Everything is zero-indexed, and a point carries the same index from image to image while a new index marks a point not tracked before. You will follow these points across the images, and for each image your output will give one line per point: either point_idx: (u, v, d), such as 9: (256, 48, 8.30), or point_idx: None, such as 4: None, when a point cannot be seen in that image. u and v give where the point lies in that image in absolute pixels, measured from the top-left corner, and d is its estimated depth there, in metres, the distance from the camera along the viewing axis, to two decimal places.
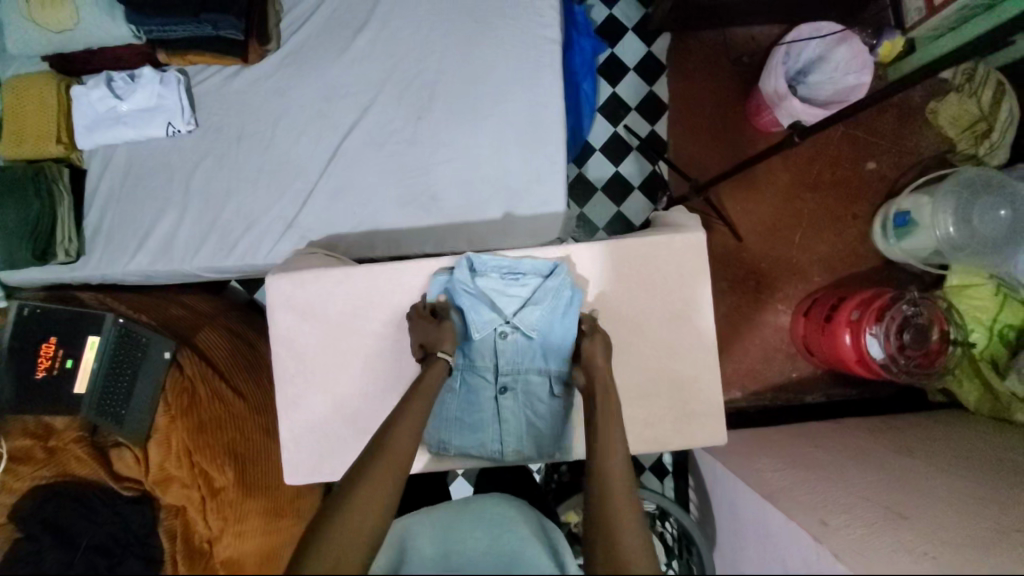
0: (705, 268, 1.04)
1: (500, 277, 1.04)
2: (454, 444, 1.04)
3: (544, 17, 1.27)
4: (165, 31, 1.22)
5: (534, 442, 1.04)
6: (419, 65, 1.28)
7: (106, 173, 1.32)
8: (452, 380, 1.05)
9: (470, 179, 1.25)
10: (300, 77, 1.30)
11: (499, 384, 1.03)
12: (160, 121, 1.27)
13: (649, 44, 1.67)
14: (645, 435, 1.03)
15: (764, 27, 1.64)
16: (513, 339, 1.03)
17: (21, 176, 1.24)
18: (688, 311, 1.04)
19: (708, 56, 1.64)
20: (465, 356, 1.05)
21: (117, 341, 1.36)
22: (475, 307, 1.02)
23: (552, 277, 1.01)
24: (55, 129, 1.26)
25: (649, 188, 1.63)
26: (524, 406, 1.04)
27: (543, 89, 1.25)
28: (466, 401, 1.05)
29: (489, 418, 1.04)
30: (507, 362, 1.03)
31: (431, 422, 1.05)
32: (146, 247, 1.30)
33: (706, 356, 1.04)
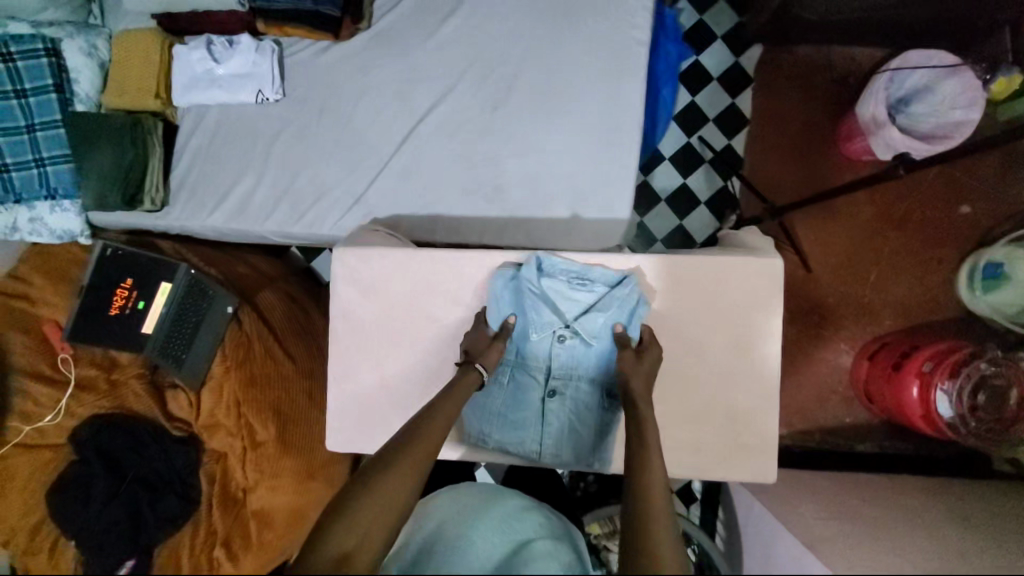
0: (779, 299, 0.99)
1: (567, 281, 1.03)
2: (494, 438, 1.05)
3: (636, 18, 1.22)
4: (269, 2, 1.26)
5: (573, 447, 1.03)
6: (503, 57, 1.26)
7: (197, 131, 1.39)
8: (502, 375, 1.06)
9: (539, 176, 1.23)
10: (386, 57, 1.31)
11: (548, 386, 1.04)
12: (250, 89, 1.32)
13: (738, 55, 1.59)
14: (688, 460, 1.00)
15: (868, 48, 1.53)
16: (570, 344, 1.04)
17: (120, 125, 1.31)
18: (752, 339, 1.00)
19: (802, 74, 1.56)
20: (518, 353, 1.06)
21: (187, 289, 1.44)
22: (537, 307, 1.02)
23: (620, 285, 1.00)
24: (155, 85, 1.33)
25: (718, 205, 1.57)
26: (569, 410, 1.03)
27: (626, 92, 1.21)
28: (512, 398, 1.05)
29: (532, 418, 1.04)
30: (560, 366, 1.04)
31: (473, 412, 1.07)
32: (224, 206, 1.37)
33: (764, 388, 0.99)
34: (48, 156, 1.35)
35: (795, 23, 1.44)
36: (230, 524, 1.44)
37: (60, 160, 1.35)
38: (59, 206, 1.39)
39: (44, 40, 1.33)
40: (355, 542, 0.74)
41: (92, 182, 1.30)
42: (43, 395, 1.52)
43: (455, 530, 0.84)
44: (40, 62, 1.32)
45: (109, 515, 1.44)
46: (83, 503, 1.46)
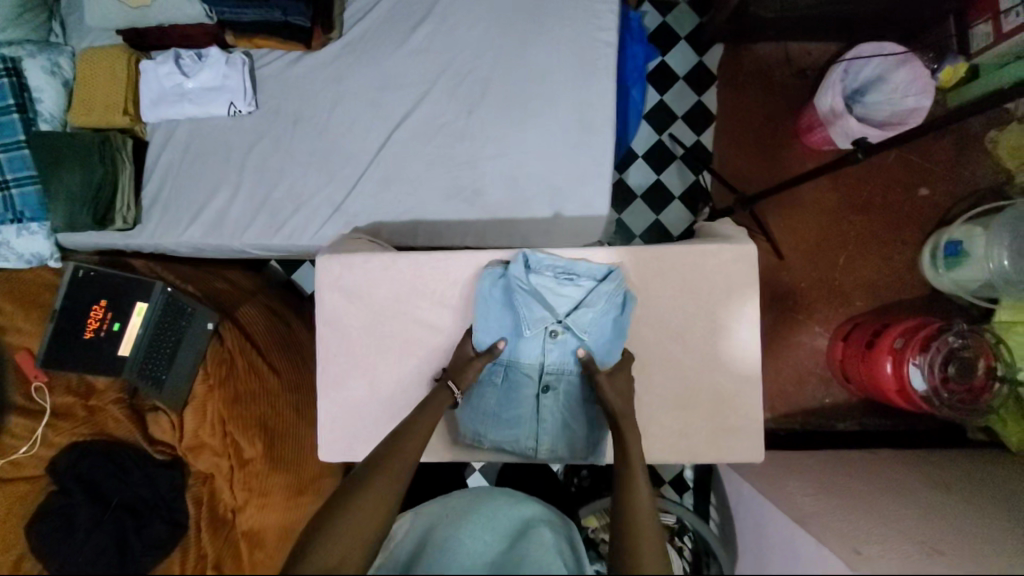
0: (755, 284, 1.02)
1: (555, 277, 1.04)
2: (490, 438, 1.05)
3: (601, 20, 1.25)
4: (236, 14, 1.25)
5: (567, 442, 1.06)
6: (473, 63, 1.28)
7: (168, 146, 1.36)
8: (494, 375, 1.07)
9: (516, 177, 1.25)
10: (358, 67, 1.31)
11: (541, 383, 1.05)
12: (223, 100, 1.31)
13: (701, 53, 1.65)
14: (678, 445, 1.03)
15: (824, 43, 1.60)
16: (562, 340, 1.05)
17: (87, 143, 1.28)
18: (731, 324, 1.03)
19: (763, 68, 1.62)
20: (511, 352, 1.07)
21: (164, 307, 1.41)
22: (527, 304, 1.03)
23: (606, 280, 1.01)
24: (124, 102, 1.31)
25: (691, 199, 1.61)
26: (563, 407, 1.05)
27: (596, 92, 1.24)
28: (506, 397, 1.06)
29: (527, 416, 1.05)
30: (553, 362, 1.06)
31: (468, 415, 1.06)
32: (199, 220, 1.35)
33: (746, 370, 1.02)
34: (12, 179, 1.32)
35: (753, 22, 1.49)
36: (220, 547, 1.42)
37: (25, 181, 1.32)
38: (25, 230, 1.35)
39: (5, 60, 1.31)
40: (342, 553, 0.74)
41: (60, 202, 1.27)
42: (20, 427, 1.47)
43: (445, 532, 0.83)
44: (0, 83, 1.30)
45: (94, 544, 1.40)
46: (65, 534, 1.42)
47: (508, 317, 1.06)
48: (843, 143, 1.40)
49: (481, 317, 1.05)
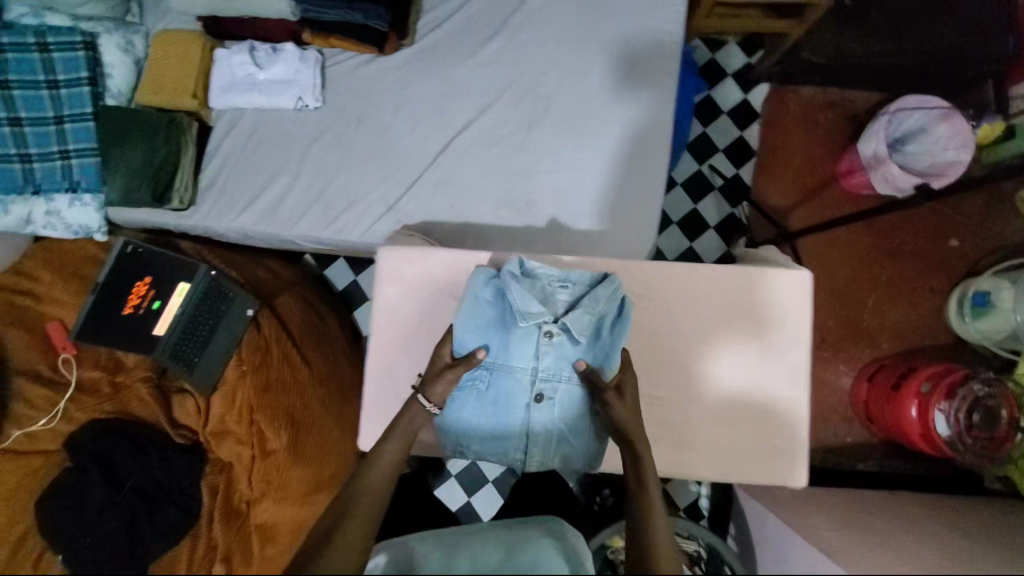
0: (811, 309, 1.05)
1: (547, 281, 1.04)
2: (473, 448, 1.07)
3: (665, 49, 1.30)
4: (320, 12, 1.29)
5: (563, 450, 1.05)
6: (539, 79, 1.32)
7: (230, 134, 1.39)
8: (480, 384, 1.04)
9: (571, 192, 1.28)
10: (427, 73, 1.36)
11: (533, 391, 1.03)
12: (292, 94, 1.35)
13: (746, 91, 1.71)
14: (726, 464, 1.04)
15: (864, 92, 1.68)
16: (558, 342, 1.00)
17: (153, 120, 1.29)
18: (786, 347, 1.05)
19: (804, 111, 1.69)
20: (499, 358, 1.03)
21: (205, 291, 1.41)
22: (523, 297, 1.00)
23: (603, 283, 1.02)
24: (193, 85, 1.33)
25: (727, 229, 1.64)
26: (554, 417, 1.04)
27: (657, 118, 1.28)
28: (491, 408, 1.04)
29: (515, 425, 1.04)
30: (546, 367, 1.02)
31: (451, 426, 1.06)
32: (254, 208, 1.37)
33: (797, 394, 1.04)
34: (74, 149, 1.33)
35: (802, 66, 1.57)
36: (232, 539, 1.37)
37: (85, 153, 1.33)
38: (78, 201, 1.36)
39: (83, 34, 1.35)
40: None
41: (119, 175, 1.29)
42: (40, 396, 1.44)
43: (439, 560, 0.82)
44: (75, 55, 1.33)
45: (104, 526, 1.37)
46: (74, 513, 1.38)
47: (499, 317, 1.03)
48: (884, 189, 1.47)
49: (465, 324, 1.01)
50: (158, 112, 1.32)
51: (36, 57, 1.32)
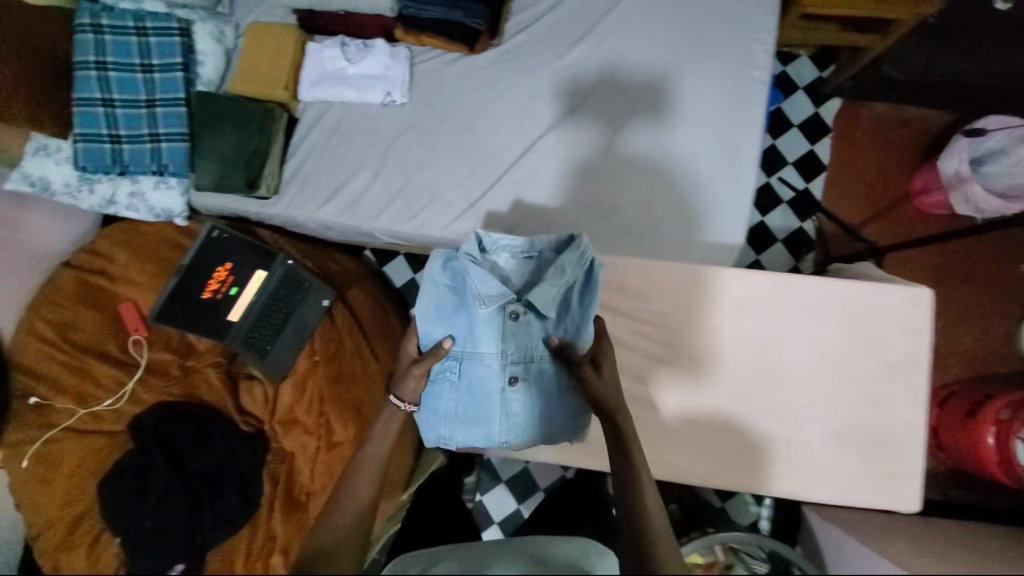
0: (929, 328, 1.04)
1: (511, 255, 1.11)
2: (457, 438, 1.11)
3: (757, 59, 1.31)
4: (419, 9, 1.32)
5: (543, 419, 1.12)
6: (629, 83, 1.33)
7: (316, 125, 1.41)
8: (451, 372, 1.10)
9: (656, 197, 1.28)
10: (513, 72, 1.36)
11: (506, 374, 1.09)
12: (380, 90, 1.37)
13: (818, 105, 1.73)
14: (837, 483, 1.02)
15: (937, 113, 1.69)
16: (526, 320, 1.09)
17: (248, 109, 1.33)
18: (900, 365, 1.03)
19: (876, 128, 1.71)
20: (467, 346, 1.10)
21: (282, 279, 1.42)
22: (484, 280, 1.06)
23: (569, 250, 1.04)
24: (286, 77, 1.37)
25: (795, 245, 1.64)
26: (532, 393, 1.11)
27: (747, 127, 1.29)
28: (466, 396, 1.10)
29: (492, 405, 1.10)
30: (514, 351, 1.09)
31: (428, 419, 1.11)
32: (335, 199, 1.37)
33: (910, 414, 1.02)
34: (164, 133, 1.34)
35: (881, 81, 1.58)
36: (291, 529, 1.34)
37: (176, 137, 1.34)
38: (164, 183, 1.38)
39: (179, 20, 1.36)
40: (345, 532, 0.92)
41: (212, 163, 1.32)
42: (109, 375, 1.44)
43: None
44: (171, 40, 1.35)
45: (166, 511, 1.32)
46: (136, 495, 1.33)
47: (462, 299, 1.09)
48: (965, 210, 1.47)
49: (430, 316, 1.06)
50: (251, 101, 1.35)
51: (133, 40, 1.33)
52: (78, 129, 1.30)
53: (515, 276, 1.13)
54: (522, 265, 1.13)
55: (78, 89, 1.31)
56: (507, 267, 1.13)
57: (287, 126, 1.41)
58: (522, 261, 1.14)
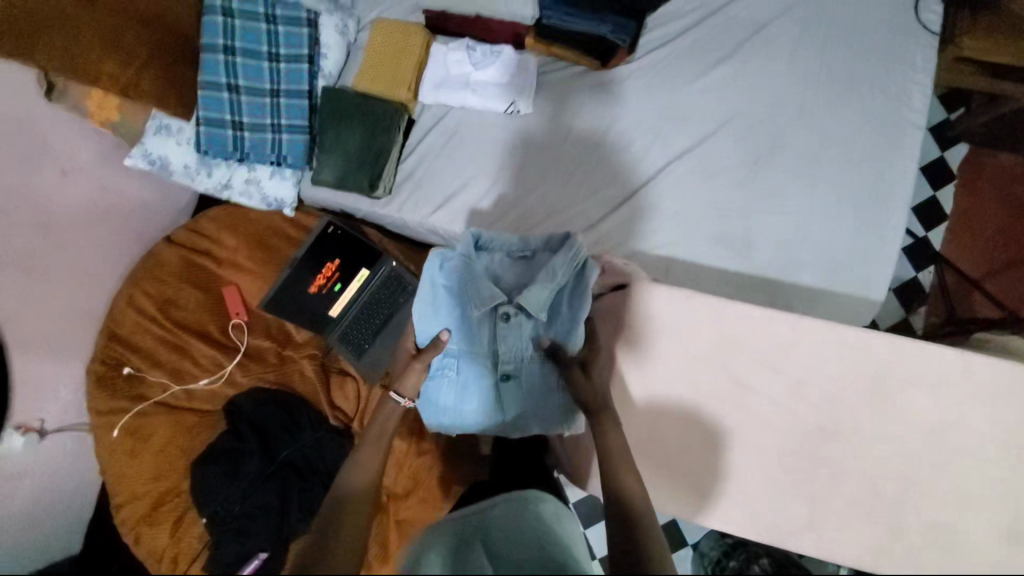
0: None
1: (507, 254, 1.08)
2: (453, 430, 1.12)
3: (914, 102, 1.26)
4: (565, 22, 1.30)
5: (536, 415, 1.09)
6: (770, 114, 1.28)
7: (435, 128, 1.39)
8: (446, 368, 1.09)
9: (793, 240, 1.25)
10: (648, 90, 1.31)
11: (499, 372, 1.07)
12: (505, 98, 1.34)
13: (942, 149, 1.73)
14: None
15: None
16: (519, 321, 1.05)
17: (375, 109, 1.32)
18: None
19: (1003, 179, 1.71)
20: (464, 343, 1.08)
21: (385, 280, 1.44)
22: (474, 279, 1.03)
23: (562, 251, 0.99)
24: (410, 78, 1.36)
25: (907, 294, 1.67)
26: (526, 391, 1.08)
27: (893, 174, 1.24)
28: (460, 390, 1.09)
29: (484, 399, 1.09)
30: (506, 350, 1.07)
31: (426, 411, 1.11)
32: (447, 206, 1.35)
33: None
34: (286, 124, 1.34)
35: None
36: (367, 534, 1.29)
37: (298, 130, 1.34)
38: (279, 173, 1.39)
39: (307, 9, 1.33)
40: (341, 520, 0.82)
41: (334, 157, 1.31)
42: (205, 356, 1.46)
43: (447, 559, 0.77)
44: (299, 30, 1.32)
45: (256, 499, 1.34)
46: (228, 478, 1.35)
47: (455, 297, 1.06)
48: None
49: (424, 313, 1.03)
50: (375, 99, 1.33)
51: (264, 27, 1.31)
52: (202, 112, 1.29)
53: (508, 276, 1.09)
54: (517, 262, 1.10)
55: (203, 71, 1.28)
56: (500, 267, 1.09)
57: (406, 127, 1.40)
58: (513, 262, 1.09)
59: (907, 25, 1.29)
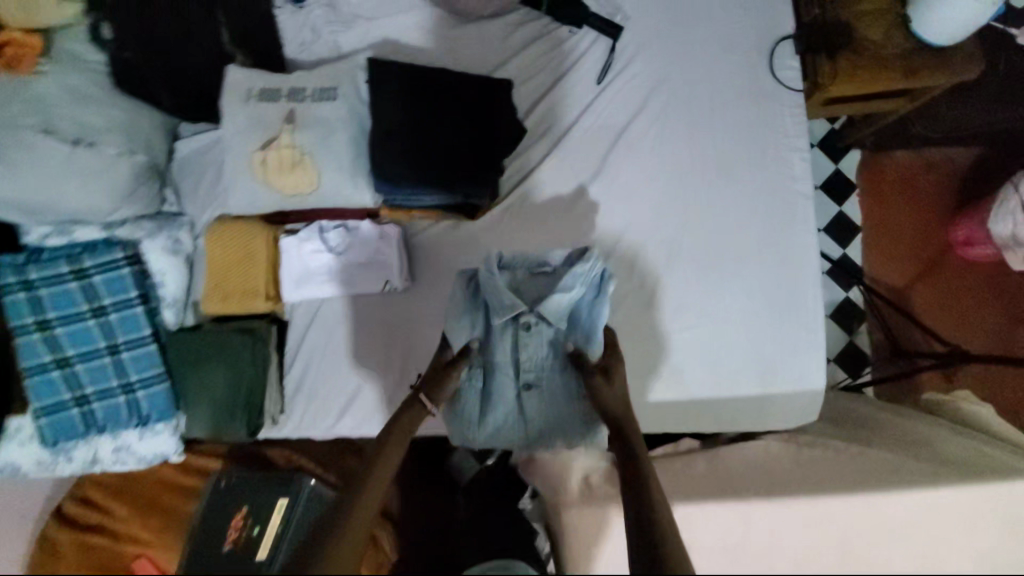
0: None
1: (529, 271, 1.02)
2: (478, 442, 1.02)
3: (795, 170, 1.21)
4: (410, 200, 1.10)
5: (556, 428, 1.00)
6: (657, 223, 1.20)
7: (310, 328, 1.23)
8: (472, 381, 1.01)
9: (719, 350, 1.17)
10: (525, 228, 1.20)
11: (521, 381, 1.00)
12: (378, 278, 1.21)
13: (838, 159, 1.66)
14: None
15: (961, 146, 1.62)
16: (540, 331, 0.99)
17: (234, 340, 1.15)
18: None
19: (904, 176, 1.65)
20: (486, 352, 1.00)
21: (308, 505, 1.17)
22: (498, 290, 0.95)
23: (583, 262, 0.97)
24: (263, 286, 1.19)
25: (845, 318, 1.60)
26: (547, 403, 1.00)
27: (797, 248, 1.19)
28: (484, 398, 1.01)
29: (507, 410, 1.01)
30: (530, 359, 0.99)
31: (453, 421, 1.02)
32: (352, 410, 1.20)
33: None
34: (137, 380, 1.16)
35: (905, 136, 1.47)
36: None
37: (151, 381, 1.15)
38: (149, 430, 1.16)
39: (124, 247, 1.18)
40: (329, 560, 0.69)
41: (203, 408, 1.14)
42: None
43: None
44: (119, 273, 1.16)
45: None
46: None
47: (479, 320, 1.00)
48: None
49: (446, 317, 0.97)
50: (233, 328, 1.17)
51: (74, 286, 1.14)
52: (37, 403, 1.13)
53: (530, 290, 1.01)
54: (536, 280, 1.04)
55: (22, 357, 1.12)
56: (522, 280, 1.02)
57: (278, 337, 1.22)
58: (536, 274, 1.02)
59: (770, 88, 1.23)
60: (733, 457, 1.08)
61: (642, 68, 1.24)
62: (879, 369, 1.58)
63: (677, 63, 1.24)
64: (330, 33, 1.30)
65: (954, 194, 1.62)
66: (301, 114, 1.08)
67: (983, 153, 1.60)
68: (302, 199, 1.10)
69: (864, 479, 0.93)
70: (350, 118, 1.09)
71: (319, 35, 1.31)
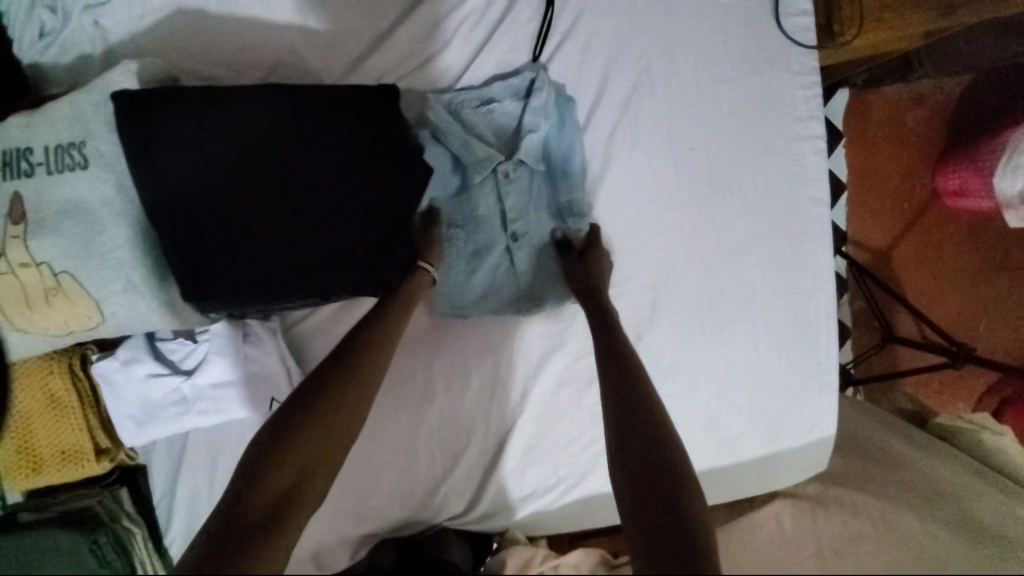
0: None
1: (477, 111, 0.88)
2: (471, 309, 0.90)
3: (807, 168, 0.98)
4: (268, 309, 0.71)
5: (550, 275, 0.91)
6: (640, 256, 0.93)
7: (183, 469, 0.90)
8: (456, 240, 0.88)
9: (719, 406, 0.96)
10: (445, 275, 0.89)
11: (509, 232, 0.88)
12: (259, 399, 0.85)
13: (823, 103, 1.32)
14: None
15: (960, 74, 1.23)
16: (518, 178, 0.88)
17: (65, 540, 0.82)
18: None
19: (894, 117, 1.30)
20: (464, 209, 0.88)
21: None
22: (461, 139, 0.85)
23: (536, 94, 0.88)
24: (90, 440, 0.85)
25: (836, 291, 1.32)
26: (541, 252, 0.90)
27: (806, 269, 0.98)
28: (471, 255, 0.89)
29: (496, 263, 0.90)
30: (515, 205, 0.88)
31: (443, 288, 0.89)
32: None
33: None
34: None
35: (915, 63, 1.18)
36: None
37: None
38: None
39: None
40: (290, 482, 0.59)
41: None
42: None
43: None
44: None
45: None
46: None
47: (445, 169, 0.87)
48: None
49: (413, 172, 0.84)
50: (58, 521, 0.83)
51: None
52: None
53: (496, 135, 0.89)
54: (498, 126, 0.89)
55: None
56: (484, 125, 0.88)
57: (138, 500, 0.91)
58: (500, 115, 0.89)
59: (752, 54, 0.96)
60: (755, 544, 0.84)
61: (588, 36, 0.91)
62: (860, 367, 1.32)
63: (640, 31, 0.92)
64: (83, 9, 0.78)
65: (944, 133, 1.27)
66: (36, 197, 0.64)
67: (992, 73, 1.20)
68: (76, 336, 0.68)
69: (905, 549, 0.76)
70: (121, 198, 0.64)
71: (67, 14, 0.78)
